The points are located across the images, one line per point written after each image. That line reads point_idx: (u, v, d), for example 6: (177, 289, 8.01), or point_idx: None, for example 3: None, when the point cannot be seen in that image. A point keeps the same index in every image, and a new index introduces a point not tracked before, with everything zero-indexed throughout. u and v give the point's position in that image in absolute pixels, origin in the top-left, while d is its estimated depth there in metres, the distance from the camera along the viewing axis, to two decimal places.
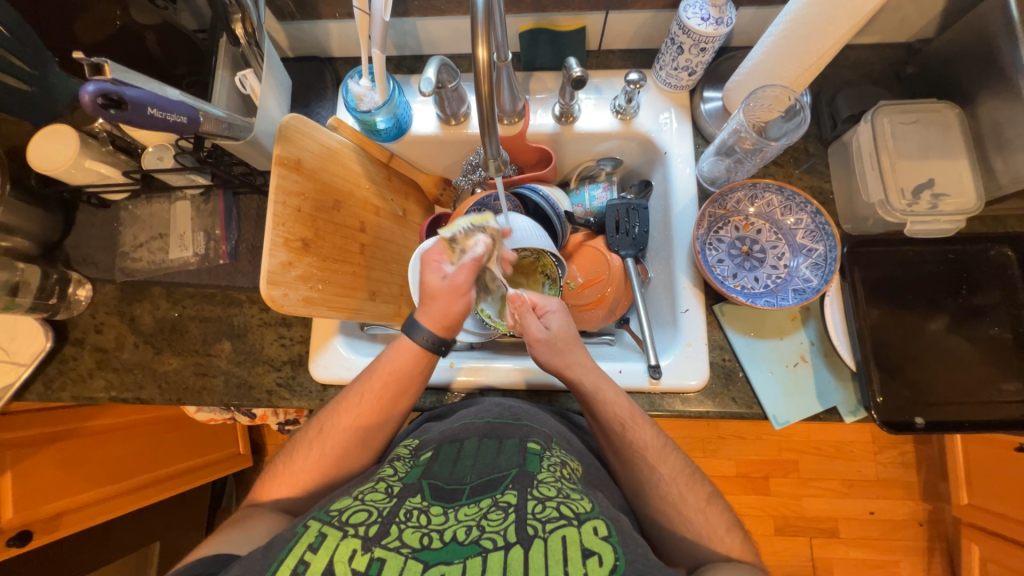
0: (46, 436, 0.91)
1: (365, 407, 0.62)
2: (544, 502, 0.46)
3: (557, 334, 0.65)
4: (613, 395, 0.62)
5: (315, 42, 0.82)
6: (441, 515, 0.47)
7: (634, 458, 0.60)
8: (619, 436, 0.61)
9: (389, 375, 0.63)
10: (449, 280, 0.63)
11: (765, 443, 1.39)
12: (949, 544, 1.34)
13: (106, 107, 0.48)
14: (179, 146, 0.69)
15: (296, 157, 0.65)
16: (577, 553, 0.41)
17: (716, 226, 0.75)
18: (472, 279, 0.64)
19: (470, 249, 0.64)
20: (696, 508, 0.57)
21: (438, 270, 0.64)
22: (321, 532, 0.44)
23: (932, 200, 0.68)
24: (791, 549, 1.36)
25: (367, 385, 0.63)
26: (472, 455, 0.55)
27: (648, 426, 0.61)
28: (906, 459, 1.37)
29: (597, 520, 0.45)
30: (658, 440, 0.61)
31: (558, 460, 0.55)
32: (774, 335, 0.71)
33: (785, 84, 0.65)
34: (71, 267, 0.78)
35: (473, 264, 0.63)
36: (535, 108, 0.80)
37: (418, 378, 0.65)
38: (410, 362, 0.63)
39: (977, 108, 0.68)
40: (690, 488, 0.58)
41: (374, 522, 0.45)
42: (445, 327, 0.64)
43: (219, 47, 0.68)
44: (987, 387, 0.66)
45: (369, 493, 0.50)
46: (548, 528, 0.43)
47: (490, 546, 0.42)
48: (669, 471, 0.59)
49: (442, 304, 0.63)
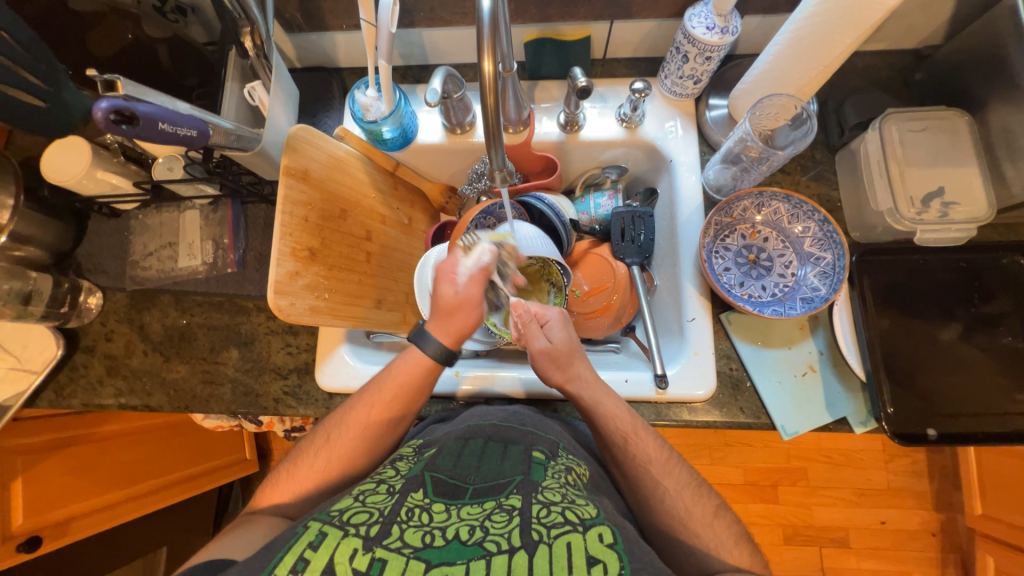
0: (56, 442, 0.92)
1: (374, 417, 0.63)
2: (549, 506, 0.46)
3: (560, 346, 0.64)
4: (614, 408, 0.62)
5: (323, 52, 0.83)
6: (444, 513, 0.46)
7: (639, 474, 0.59)
8: (622, 450, 0.60)
9: (398, 385, 0.63)
10: (464, 294, 0.64)
11: (773, 451, 1.37)
12: (962, 555, 1.32)
13: (118, 123, 0.49)
14: (188, 157, 0.70)
15: (303, 167, 0.66)
16: (582, 560, 0.41)
17: (723, 234, 0.75)
18: (482, 292, 0.65)
19: (476, 258, 0.66)
20: (704, 523, 0.56)
21: (452, 283, 0.64)
22: (322, 531, 0.44)
23: (942, 208, 0.67)
24: (799, 559, 1.34)
25: (376, 397, 0.63)
26: (476, 455, 0.55)
27: (651, 438, 0.61)
28: (918, 468, 1.35)
29: (602, 527, 0.45)
30: (661, 452, 0.60)
31: (563, 467, 0.55)
32: (781, 344, 0.70)
33: (791, 93, 0.65)
34: (82, 275, 0.79)
35: (481, 274, 0.65)
36: (540, 116, 0.80)
37: (426, 388, 0.65)
38: (419, 373, 0.64)
39: (987, 115, 0.68)
40: (697, 501, 0.57)
41: (375, 521, 0.45)
42: (459, 340, 0.65)
43: (229, 60, 0.68)
44: (1000, 398, 0.65)
45: (371, 494, 0.50)
46: (553, 533, 0.43)
47: (493, 549, 0.42)
48: (674, 485, 0.58)
49: (457, 319, 0.64)
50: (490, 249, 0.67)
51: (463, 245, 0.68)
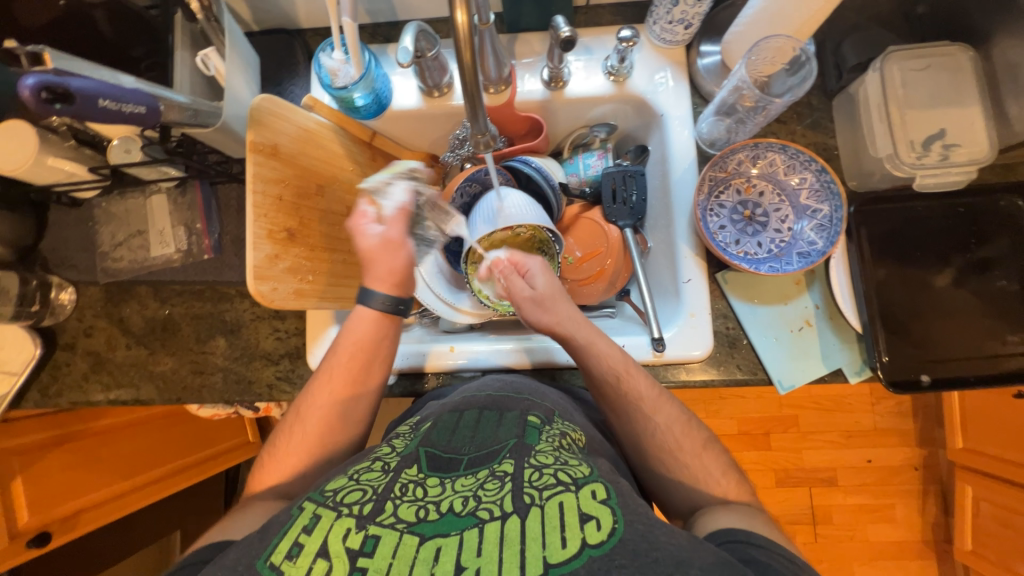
0: (54, 439, 0.92)
1: (337, 383, 0.62)
2: (541, 470, 0.46)
3: (543, 292, 0.66)
4: (606, 348, 0.62)
5: (281, 13, 0.76)
6: (439, 486, 0.46)
7: (629, 410, 0.59)
8: (614, 388, 0.60)
9: (352, 347, 0.63)
10: (383, 236, 0.65)
11: (766, 401, 1.41)
12: (942, 485, 1.39)
13: (51, 102, 0.44)
14: (144, 136, 0.63)
15: (271, 141, 0.61)
16: (575, 518, 0.41)
17: (717, 191, 0.73)
18: (405, 232, 0.66)
19: (393, 196, 0.66)
20: (692, 455, 0.56)
21: (369, 230, 0.65)
22: (316, 513, 0.44)
23: (942, 151, 0.65)
24: (790, 499, 1.41)
25: (333, 362, 0.62)
26: (471, 427, 0.55)
27: (642, 376, 0.61)
28: (903, 408, 1.40)
29: (596, 484, 0.45)
30: (653, 389, 0.60)
31: (558, 432, 0.54)
32: (778, 300, 0.69)
33: (789, 34, 0.61)
34: (50, 270, 0.75)
35: (401, 214, 0.66)
36: (522, 73, 0.75)
37: (386, 346, 0.64)
38: (372, 332, 0.63)
39: (992, 49, 0.65)
40: (686, 433, 0.57)
41: (368, 499, 0.44)
42: (397, 285, 0.65)
43: (175, 24, 0.62)
44: (993, 340, 0.65)
45: (365, 472, 0.49)
46: (545, 495, 0.43)
47: (486, 516, 0.42)
48: (665, 419, 0.58)
49: (384, 263, 0.64)
50: (405, 187, 0.67)
51: (373, 191, 0.67)
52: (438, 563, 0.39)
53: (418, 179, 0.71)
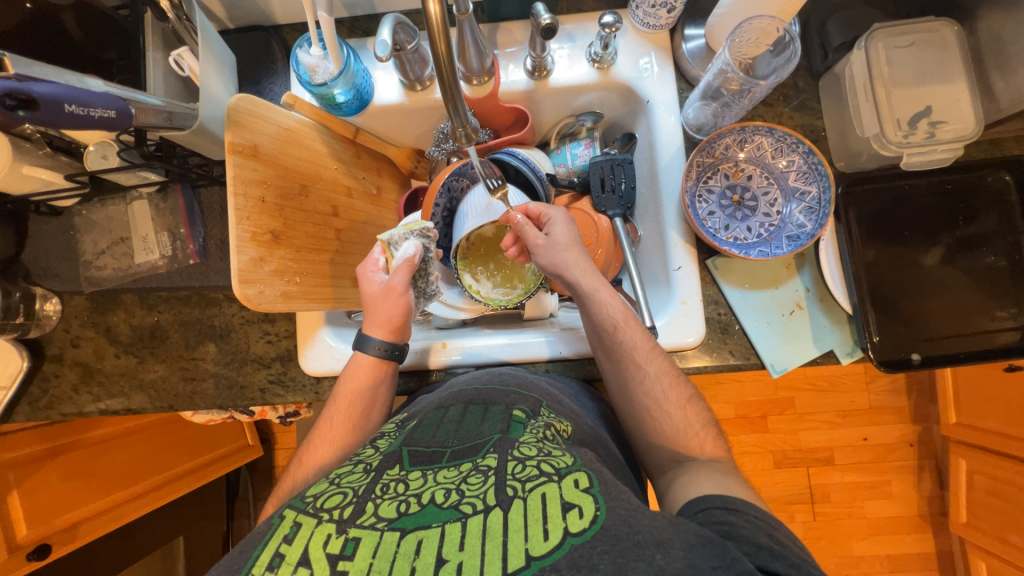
0: (46, 452, 0.90)
1: (337, 429, 0.62)
2: (524, 461, 0.46)
3: (559, 240, 0.65)
4: (609, 297, 0.62)
5: (256, 9, 0.74)
6: (420, 479, 0.46)
7: (622, 356, 0.60)
8: (610, 336, 0.61)
9: (351, 393, 0.63)
10: (386, 285, 0.65)
11: (762, 384, 1.42)
12: (937, 460, 1.41)
13: (14, 109, 0.43)
14: (121, 141, 0.62)
15: (251, 142, 0.60)
16: (557, 508, 0.41)
17: (705, 176, 0.72)
18: (409, 280, 0.66)
19: (403, 250, 0.67)
20: (676, 405, 0.58)
21: (375, 279, 0.66)
22: (296, 521, 0.44)
23: (929, 128, 0.64)
24: (788, 479, 1.42)
25: (333, 409, 0.63)
26: (456, 421, 0.55)
27: (641, 328, 0.61)
28: (897, 386, 1.41)
29: (579, 473, 0.44)
30: (647, 342, 0.61)
31: (544, 423, 0.53)
32: (768, 284, 0.69)
33: (772, 14, 0.60)
34: (32, 281, 0.74)
35: (408, 266, 0.66)
36: (505, 63, 0.74)
37: (382, 391, 0.65)
38: (371, 377, 0.64)
39: (976, 24, 0.65)
40: (673, 387, 0.59)
41: (348, 503, 0.44)
42: (395, 330, 0.65)
43: (146, 24, 0.60)
44: (983, 316, 0.65)
45: (346, 475, 0.49)
46: (528, 486, 0.43)
47: (469, 510, 0.42)
48: (655, 370, 0.60)
49: (384, 309, 0.64)
50: (416, 243, 0.68)
51: (388, 241, 0.68)
52: (418, 557, 0.39)
53: (429, 240, 0.71)
